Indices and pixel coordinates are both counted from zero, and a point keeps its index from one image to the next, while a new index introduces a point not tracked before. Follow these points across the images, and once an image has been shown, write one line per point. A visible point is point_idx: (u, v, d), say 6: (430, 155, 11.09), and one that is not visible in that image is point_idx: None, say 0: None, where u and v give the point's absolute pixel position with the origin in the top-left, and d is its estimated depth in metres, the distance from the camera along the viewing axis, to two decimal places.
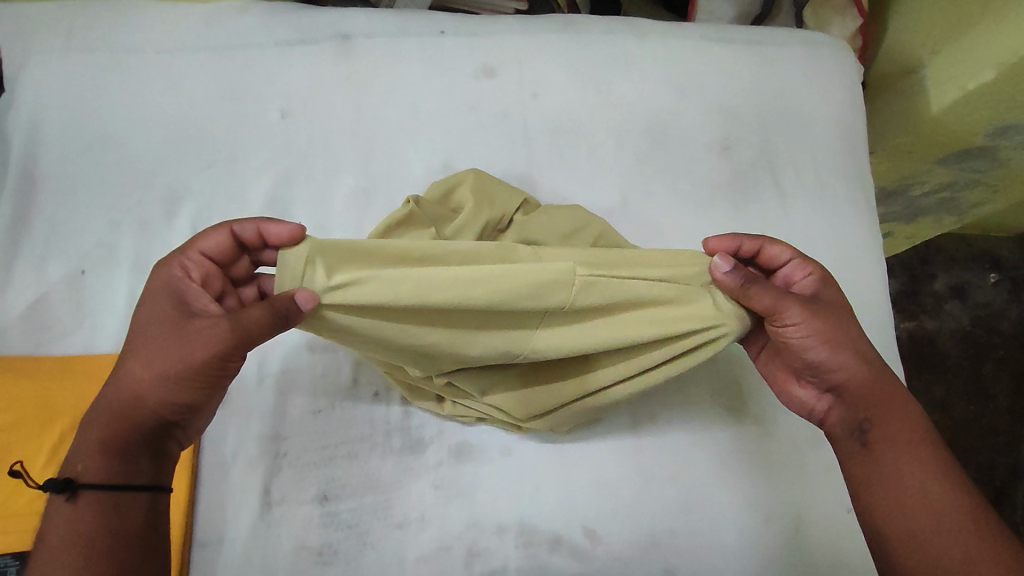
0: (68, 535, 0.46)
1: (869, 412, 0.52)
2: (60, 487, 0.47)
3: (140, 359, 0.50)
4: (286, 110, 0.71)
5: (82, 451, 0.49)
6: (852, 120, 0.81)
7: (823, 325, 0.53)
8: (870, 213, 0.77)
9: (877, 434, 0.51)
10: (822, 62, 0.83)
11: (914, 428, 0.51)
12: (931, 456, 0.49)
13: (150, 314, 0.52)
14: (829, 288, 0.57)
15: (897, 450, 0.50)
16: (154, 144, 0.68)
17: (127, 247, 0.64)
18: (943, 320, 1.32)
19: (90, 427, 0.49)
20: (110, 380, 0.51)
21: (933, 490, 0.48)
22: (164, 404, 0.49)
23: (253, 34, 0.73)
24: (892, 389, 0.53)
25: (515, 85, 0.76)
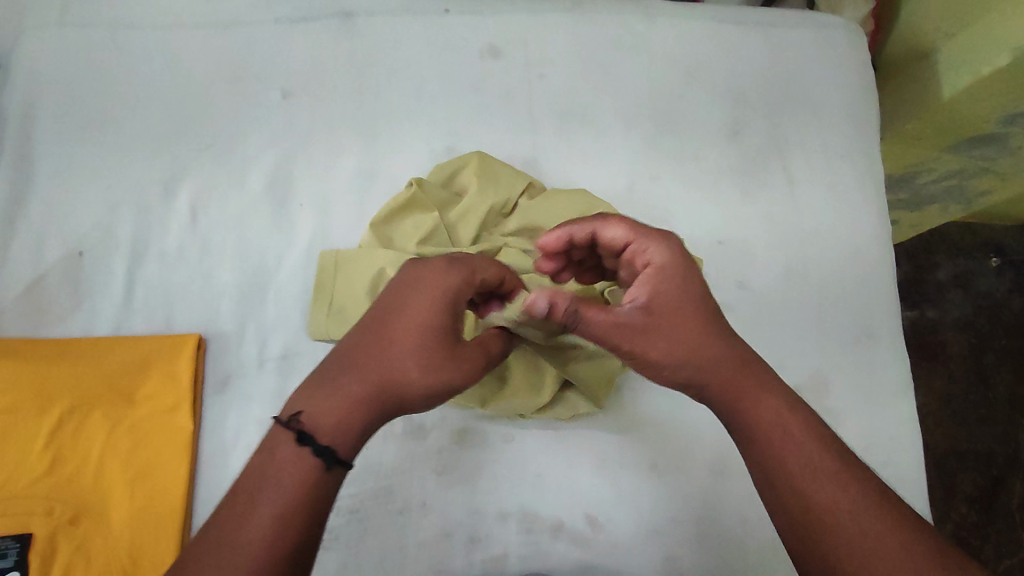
0: (284, 507, 0.40)
1: (734, 407, 0.47)
2: (331, 456, 0.42)
3: (418, 358, 0.46)
4: (285, 89, 0.69)
5: (339, 425, 0.43)
6: (863, 104, 0.79)
7: (659, 343, 0.47)
8: (879, 199, 0.76)
9: (744, 435, 0.47)
10: (834, 45, 0.81)
11: (774, 424, 0.45)
12: (800, 453, 0.44)
13: (433, 320, 0.46)
14: (666, 278, 0.49)
15: (769, 451, 0.45)
16: (152, 123, 0.67)
17: (126, 228, 0.63)
18: (946, 309, 1.31)
19: (329, 406, 0.43)
20: (373, 376, 0.45)
21: (805, 490, 0.43)
22: (426, 401, 0.46)
23: (251, 11, 0.71)
24: (755, 384, 0.47)
25: (520, 66, 0.74)
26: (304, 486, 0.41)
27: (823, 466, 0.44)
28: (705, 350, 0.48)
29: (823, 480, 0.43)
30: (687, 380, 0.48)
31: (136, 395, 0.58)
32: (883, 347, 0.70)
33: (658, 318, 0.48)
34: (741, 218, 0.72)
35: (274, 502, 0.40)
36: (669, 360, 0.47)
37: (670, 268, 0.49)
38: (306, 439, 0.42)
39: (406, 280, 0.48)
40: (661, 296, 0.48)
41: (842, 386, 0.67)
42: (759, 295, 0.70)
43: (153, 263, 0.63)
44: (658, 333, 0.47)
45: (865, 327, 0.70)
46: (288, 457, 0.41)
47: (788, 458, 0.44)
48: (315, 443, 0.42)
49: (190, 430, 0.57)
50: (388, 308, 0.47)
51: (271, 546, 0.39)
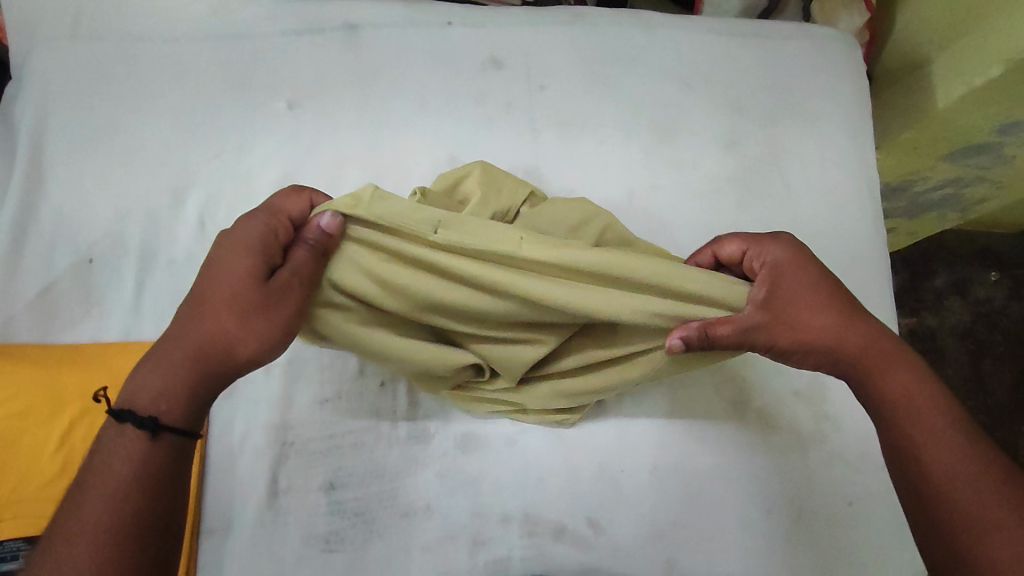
0: (118, 486, 0.44)
1: (867, 386, 0.51)
2: (148, 426, 0.45)
3: (230, 314, 0.47)
4: (292, 100, 0.71)
5: (162, 391, 0.46)
6: (859, 114, 0.81)
7: (793, 333, 0.51)
8: (874, 208, 0.77)
9: (882, 405, 0.50)
10: (828, 56, 0.83)
11: (912, 396, 0.49)
12: (938, 426, 0.47)
13: (235, 275, 0.48)
14: (795, 274, 0.52)
15: (911, 421, 0.48)
16: (161, 133, 0.68)
17: (135, 235, 0.65)
18: (944, 316, 1.32)
19: (146, 378, 0.47)
20: (189, 338, 0.47)
21: (938, 455, 0.46)
22: (261, 350, 0.48)
23: (260, 23, 0.73)
24: (892, 357, 0.51)
25: (521, 77, 0.76)
26: (140, 463, 0.45)
27: (957, 446, 0.46)
28: (837, 331, 0.51)
29: (960, 450, 0.46)
30: (819, 363, 0.52)
31: None
32: None
33: (794, 306, 0.51)
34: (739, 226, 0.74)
35: (112, 483, 0.44)
36: (798, 347, 0.51)
37: (792, 262, 0.53)
38: (128, 416, 0.45)
39: (216, 244, 0.50)
40: (790, 289, 0.52)
41: None
42: None
43: (162, 270, 0.64)
44: (784, 317, 0.51)
45: None
46: (117, 443, 0.45)
47: (927, 423, 0.48)
48: (135, 417, 0.45)
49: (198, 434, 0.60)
50: (201, 273, 0.49)
51: (105, 525, 0.42)
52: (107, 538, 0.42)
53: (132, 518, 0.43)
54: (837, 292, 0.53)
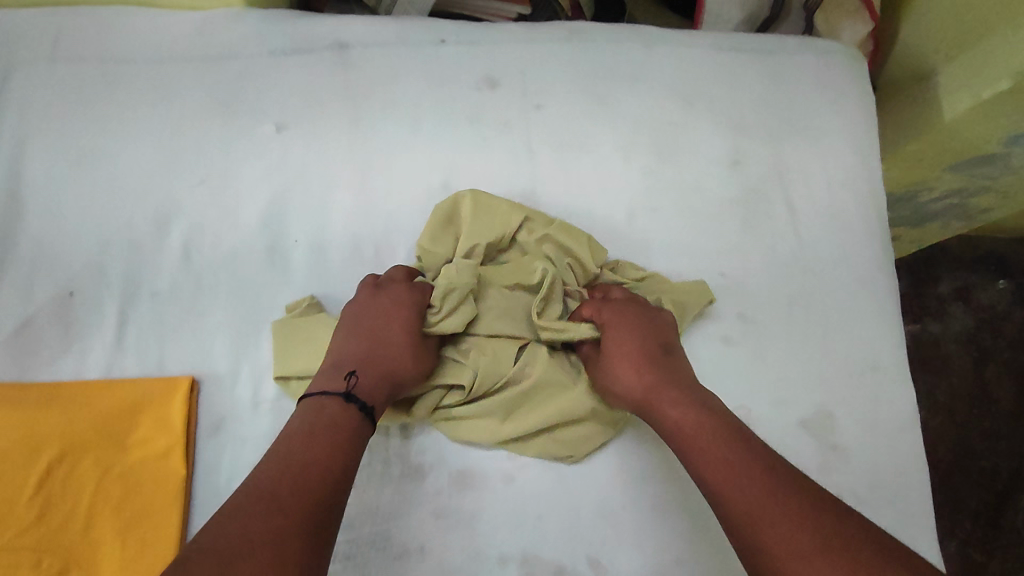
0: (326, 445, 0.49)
1: (658, 419, 0.55)
2: (364, 409, 0.53)
3: (405, 339, 0.58)
4: (280, 123, 0.68)
5: (370, 398, 0.54)
6: (865, 131, 0.79)
7: (603, 373, 0.60)
8: (882, 227, 0.75)
9: (670, 441, 0.54)
10: (833, 70, 0.81)
11: (685, 422, 0.53)
12: (713, 451, 0.50)
13: (405, 324, 0.58)
14: (611, 318, 0.61)
15: (688, 454, 0.51)
16: (144, 159, 0.66)
17: (117, 267, 0.62)
18: (948, 322, 1.30)
19: (360, 375, 0.55)
20: (373, 367, 0.56)
21: (711, 478, 0.48)
22: (414, 373, 0.58)
23: (246, 43, 0.71)
24: (666, 392, 0.55)
25: (517, 96, 0.73)
26: (350, 433, 0.51)
27: (739, 464, 0.48)
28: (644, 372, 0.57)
29: (732, 466, 0.48)
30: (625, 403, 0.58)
31: (127, 441, 0.57)
32: (889, 378, 0.68)
33: (606, 351, 0.60)
34: (742, 249, 0.71)
35: (332, 440, 0.50)
36: (606, 387, 0.59)
37: (620, 316, 0.61)
38: (351, 399, 0.53)
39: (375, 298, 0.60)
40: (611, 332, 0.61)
41: (847, 420, 0.66)
42: (762, 328, 0.69)
43: (146, 303, 0.61)
44: (599, 364, 0.60)
45: (871, 359, 0.69)
46: (337, 411, 0.52)
47: (704, 451, 0.50)
48: (360, 406, 0.53)
49: (182, 479, 0.56)
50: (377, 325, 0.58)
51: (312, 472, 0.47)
52: (301, 491, 0.45)
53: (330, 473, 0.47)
54: (660, 341, 0.60)
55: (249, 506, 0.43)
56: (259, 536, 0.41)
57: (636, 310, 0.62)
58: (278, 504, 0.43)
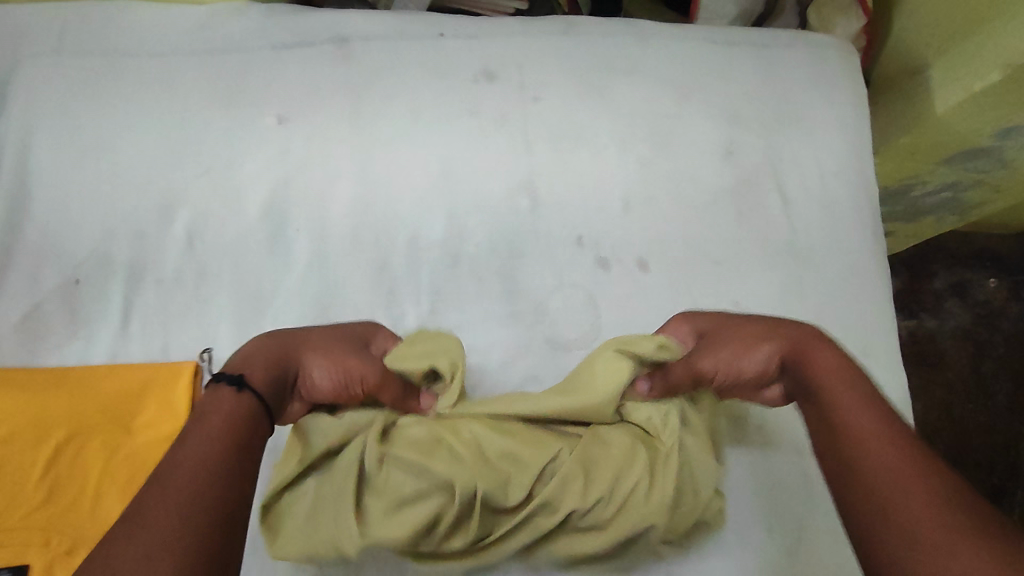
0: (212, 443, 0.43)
1: (805, 369, 0.52)
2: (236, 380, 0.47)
3: (324, 354, 0.54)
4: (281, 115, 0.70)
5: (244, 364, 0.50)
6: (858, 123, 0.80)
7: (710, 348, 0.56)
8: (874, 217, 0.76)
9: (811, 396, 0.50)
10: (825, 64, 0.82)
11: (833, 370, 0.50)
12: (858, 403, 0.47)
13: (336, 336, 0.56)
14: (700, 317, 0.61)
15: (828, 406, 0.48)
16: (149, 151, 0.67)
17: (122, 256, 0.63)
18: (944, 319, 1.31)
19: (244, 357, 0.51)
20: (272, 346, 0.52)
21: (852, 424, 0.46)
22: (327, 388, 0.54)
23: (249, 37, 0.72)
24: (815, 341, 0.53)
25: (515, 89, 0.75)
26: (230, 416, 0.45)
27: (882, 426, 0.44)
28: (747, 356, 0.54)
29: (871, 415, 0.46)
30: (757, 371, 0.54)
31: (133, 424, 0.58)
32: (881, 365, 0.70)
33: (717, 330, 0.58)
34: (736, 238, 0.73)
35: (207, 431, 0.43)
36: (717, 358, 0.55)
37: (712, 318, 0.60)
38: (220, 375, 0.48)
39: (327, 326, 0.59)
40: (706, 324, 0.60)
41: None
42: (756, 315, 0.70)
43: (151, 291, 0.63)
44: (707, 342, 0.57)
45: (863, 346, 0.70)
46: (215, 400, 0.46)
47: (844, 400, 0.47)
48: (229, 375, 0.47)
49: None
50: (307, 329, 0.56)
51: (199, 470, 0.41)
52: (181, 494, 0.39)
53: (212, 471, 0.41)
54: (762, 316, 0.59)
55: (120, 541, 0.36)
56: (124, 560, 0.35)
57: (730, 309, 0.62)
58: (157, 519, 0.37)
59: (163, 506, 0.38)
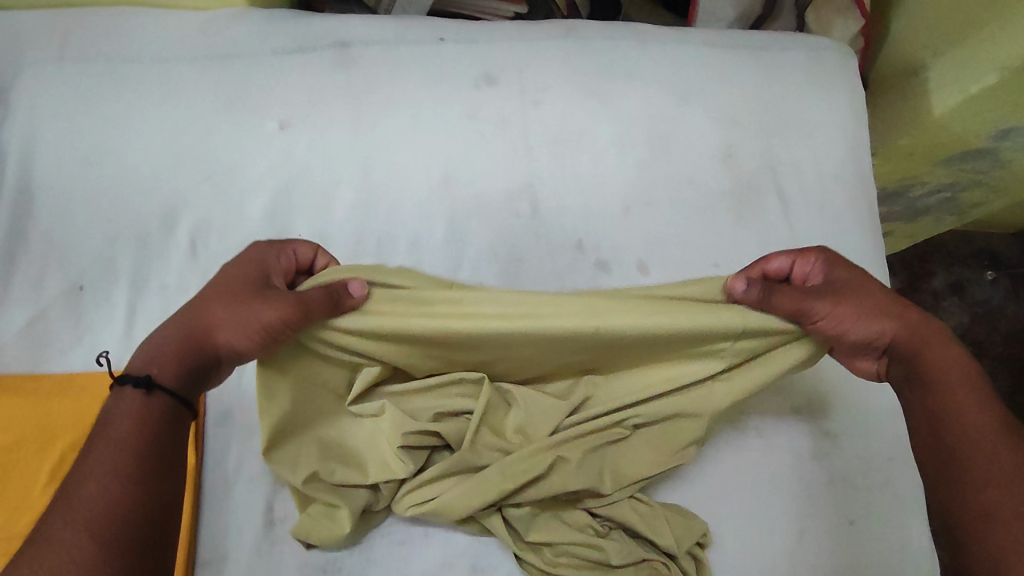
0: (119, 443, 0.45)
1: (922, 364, 0.51)
2: (138, 382, 0.47)
3: (224, 310, 0.51)
4: (283, 120, 0.70)
5: (152, 358, 0.49)
6: (856, 126, 0.80)
7: (852, 307, 0.52)
8: (873, 220, 0.77)
9: (925, 389, 0.51)
10: (825, 67, 0.82)
11: (955, 371, 0.51)
12: (978, 413, 0.48)
13: (230, 283, 0.53)
14: (842, 266, 0.56)
15: (947, 406, 0.49)
16: (151, 157, 0.67)
17: (125, 262, 0.64)
18: (943, 317, 1.32)
19: (144, 349, 0.50)
20: (179, 326, 0.51)
21: (977, 436, 0.47)
22: (250, 345, 0.50)
23: (249, 42, 0.72)
24: (936, 338, 0.52)
25: (515, 93, 0.75)
26: (137, 421, 0.46)
27: (1010, 441, 0.47)
28: (877, 316, 0.52)
29: (995, 431, 0.47)
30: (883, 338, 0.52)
31: None
32: None
33: (847, 288, 0.53)
34: (736, 241, 0.73)
35: (119, 436, 0.45)
36: (858, 319, 0.52)
37: (835, 264, 0.56)
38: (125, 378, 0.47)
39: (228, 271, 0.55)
40: (841, 278, 0.55)
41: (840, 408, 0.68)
42: None
43: (154, 297, 0.63)
44: (846, 299, 0.52)
45: None
46: (121, 402, 0.47)
47: (964, 406, 0.49)
48: (131, 377, 0.47)
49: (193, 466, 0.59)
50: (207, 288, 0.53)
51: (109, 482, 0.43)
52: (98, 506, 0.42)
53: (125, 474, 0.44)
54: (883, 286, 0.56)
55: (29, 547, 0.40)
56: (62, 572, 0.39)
57: (856, 266, 0.57)
58: (64, 532, 0.41)
59: (71, 517, 0.41)
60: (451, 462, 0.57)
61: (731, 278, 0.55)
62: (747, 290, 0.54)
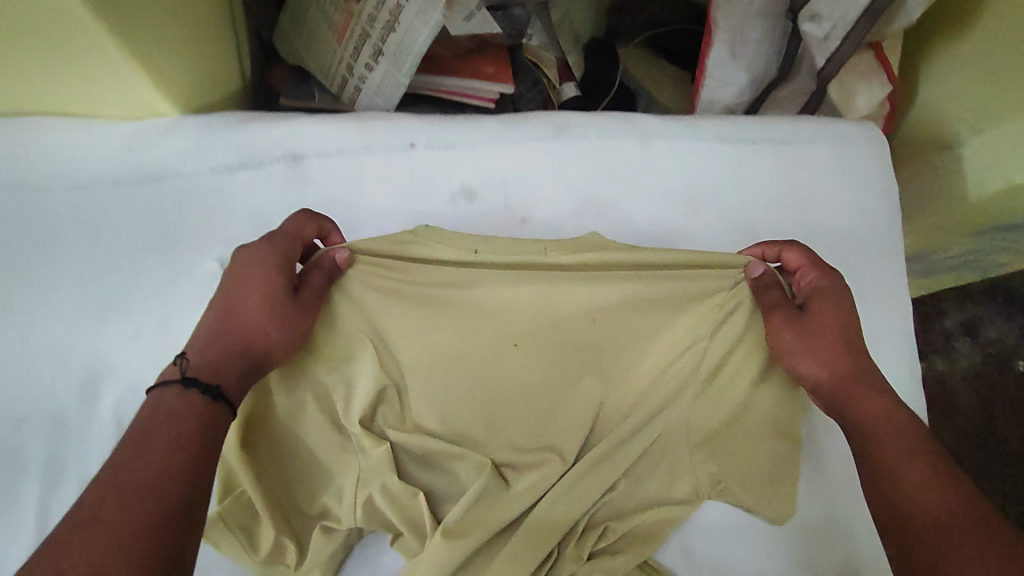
0: (180, 439, 0.42)
1: (850, 408, 0.51)
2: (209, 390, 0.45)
3: (263, 309, 0.51)
4: (225, 258, 0.60)
5: (209, 363, 0.48)
6: (887, 233, 0.70)
7: (810, 337, 0.54)
8: (908, 345, 0.67)
9: (856, 428, 0.50)
10: (852, 162, 0.71)
11: (883, 418, 0.50)
12: (909, 457, 0.47)
13: (253, 276, 0.52)
14: (834, 295, 0.56)
15: (869, 446, 0.49)
16: (68, 310, 0.57)
17: (37, 448, 0.54)
18: (953, 360, 1.20)
19: (201, 353, 0.48)
20: (228, 331, 0.50)
21: (900, 477, 0.46)
22: (288, 341, 0.51)
23: (183, 158, 0.61)
24: (869, 386, 0.52)
25: (497, 208, 0.65)
26: (200, 426, 0.44)
27: (933, 487, 0.44)
28: (835, 350, 0.53)
29: (923, 476, 0.45)
30: (827, 375, 0.53)
31: None
32: None
33: (818, 320, 0.54)
34: None
35: (176, 435, 0.42)
36: (805, 350, 0.53)
37: (833, 290, 0.56)
38: (192, 384, 0.45)
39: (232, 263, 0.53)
40: (823, 305, 0.55)
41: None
42: None
43: (71, 491, 0.53)
44: (809, 326, 0.54)
45: None
46: (184, 405, 0.45)
47: (888, 448, 0.48)
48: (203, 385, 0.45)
49: None
50: (227, 285, 0.52)
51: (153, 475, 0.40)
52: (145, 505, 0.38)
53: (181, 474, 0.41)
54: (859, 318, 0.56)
55: (75, 526, 0.37)
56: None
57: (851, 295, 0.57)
58: (109, 514, 0.37)
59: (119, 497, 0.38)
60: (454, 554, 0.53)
61: (754, 260, 0.56)
62: (761, 277, 0.56)
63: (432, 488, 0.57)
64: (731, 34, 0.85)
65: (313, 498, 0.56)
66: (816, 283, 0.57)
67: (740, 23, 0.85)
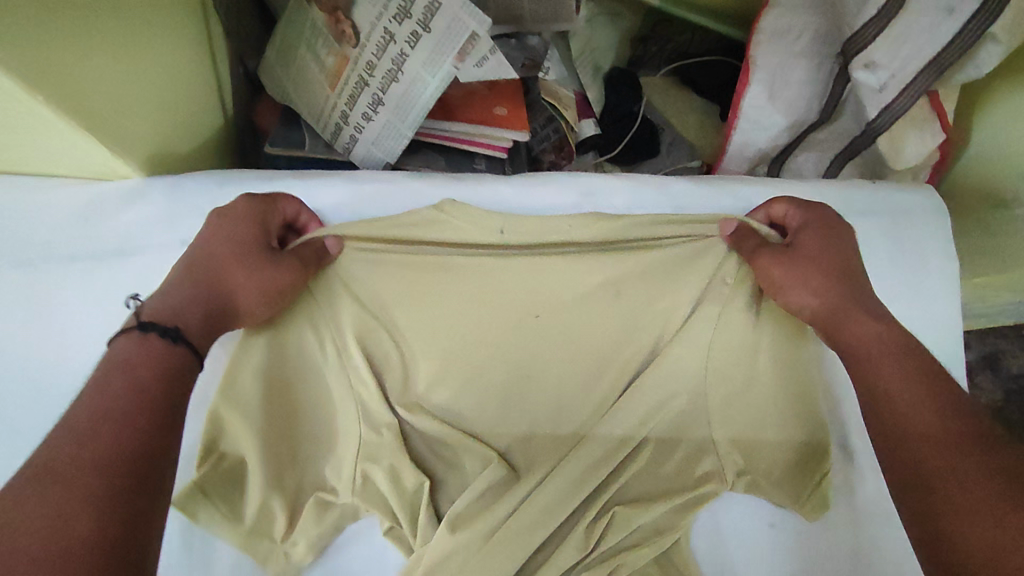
0: (144, 385, 0.40)
1: (841, 336, 0.48)
2: (168, 330, 0.42)
3: (240, 266, 0.47)
4: None
5: (172, 311, 0.44)
6: (953, 321, 0.60)
7: (794, 271, 0.49)
8: None
9: (849, 357, 0.47)
10: (916, 240, 0.60)
11: (878, 344, 0.46)
12: (915, 377, 0.43)
13: (228, 232, 0.48)
14: (825, 227, 0.52)
15: (868, 371, 0.45)
16: (11, 409, 0.49)
17: None
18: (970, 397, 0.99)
19: (161, 298, 0.45)
20: (197, 281, 0.46)
21: (904, 401, 0.43)
22: (258, 303, 0.47)
23: (145, 229, 0.52)
24: (859, 311, 0.48)
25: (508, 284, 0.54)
26: (166, 374, 0.41)
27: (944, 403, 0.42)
28: (834, 292, 0.49)
29: (930, 393, 0.42)
30: (811, 305, 0.49)
31: None
32: None
33: (805, 249, 0.50)
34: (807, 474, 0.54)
35: (135, 379, 0.40)
36: (791, 278, 0.49)
37: (824, 223, 0.52)
38: (148, 326, 0.42)
39: (209, 226, 0.49)
40: (810, 240, 0.51)
41: None
42: None
43: None
44: (796, 257, 0.49)
45: None
46: (146, 349, 0.41)
47: (885, 371, 0.45)
48: (157, 325, 0.42)
49: None
50: (201, 239, 0.48)
51: (108, 420, 0.37)
52: (106, 447, 0.36)
53: (145, 420, 0.38)
54: (852, 257, 0.51)
55: (38, 477, 0.34)
56: (43, 521, 0.32)
57: (845, 226, 0.52)
58: (74, 461, 0.35)
59: (78, 444, 0.35)
60: (474, 529, 0.50)
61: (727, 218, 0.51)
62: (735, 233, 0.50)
63: (439, 479, 0.53)
64: (770, 76, 0.77)
65: (309, 472, 0.51)
66: (805, 212, 0.53)
67: (781, 63, 0.76)
